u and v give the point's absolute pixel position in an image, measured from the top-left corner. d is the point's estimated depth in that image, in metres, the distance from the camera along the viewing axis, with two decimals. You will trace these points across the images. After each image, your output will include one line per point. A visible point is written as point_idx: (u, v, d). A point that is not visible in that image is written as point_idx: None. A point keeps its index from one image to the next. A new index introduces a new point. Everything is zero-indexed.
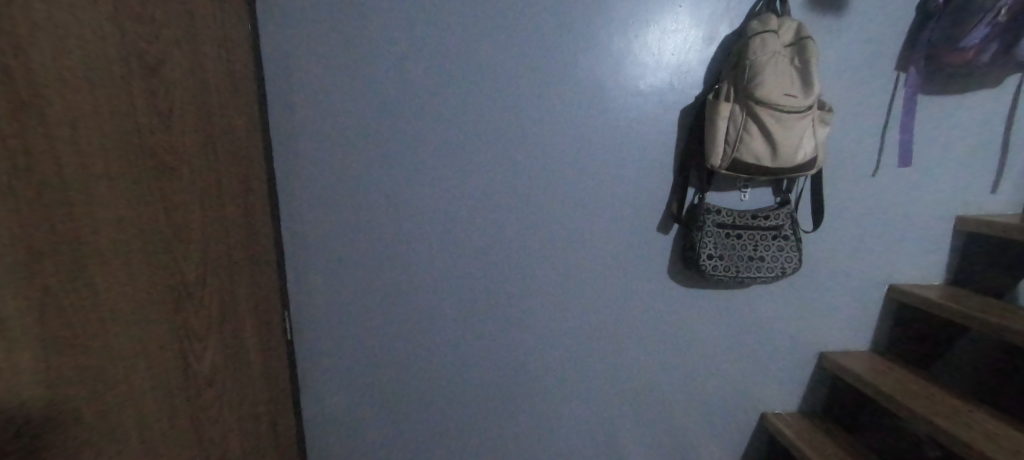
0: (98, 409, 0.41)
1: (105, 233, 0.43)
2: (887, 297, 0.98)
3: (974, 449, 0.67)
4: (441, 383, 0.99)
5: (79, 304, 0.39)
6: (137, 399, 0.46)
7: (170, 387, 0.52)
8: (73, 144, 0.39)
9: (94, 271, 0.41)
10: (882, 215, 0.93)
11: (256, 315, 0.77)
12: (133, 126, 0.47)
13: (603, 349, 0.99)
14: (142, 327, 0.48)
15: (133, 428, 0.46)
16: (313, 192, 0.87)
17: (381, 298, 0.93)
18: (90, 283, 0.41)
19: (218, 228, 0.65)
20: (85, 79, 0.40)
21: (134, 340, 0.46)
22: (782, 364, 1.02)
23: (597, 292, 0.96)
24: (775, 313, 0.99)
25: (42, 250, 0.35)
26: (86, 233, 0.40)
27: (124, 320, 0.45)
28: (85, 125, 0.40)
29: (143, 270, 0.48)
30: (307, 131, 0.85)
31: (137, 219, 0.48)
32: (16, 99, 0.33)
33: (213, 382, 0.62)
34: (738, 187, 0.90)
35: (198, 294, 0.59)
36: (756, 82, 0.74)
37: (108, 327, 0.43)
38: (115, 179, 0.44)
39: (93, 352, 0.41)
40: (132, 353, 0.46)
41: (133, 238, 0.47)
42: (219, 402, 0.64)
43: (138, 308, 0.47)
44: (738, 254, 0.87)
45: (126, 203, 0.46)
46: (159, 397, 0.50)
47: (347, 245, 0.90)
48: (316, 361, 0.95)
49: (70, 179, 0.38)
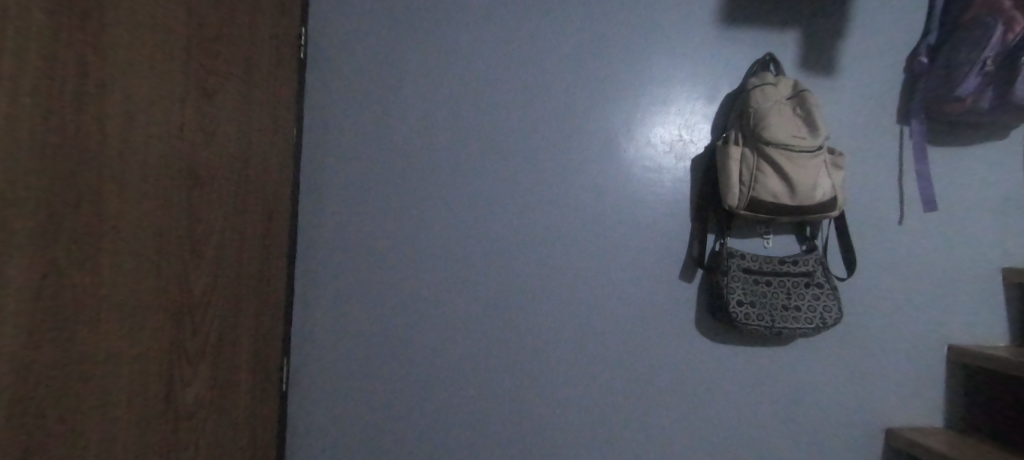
0: (66, 398, 0.37)
1: (112, 222, 0.42)
2: (948, 359, 0.87)
3: None
4: (442, 453, 0.87)
5: (81, 284, 0.39)
6: (110, 406, 0.42)
7: (147, 405, 0.48)
8: (118, 133, 0.42)
9: (105, 258, 0.41)
10: (920, 264, 0.88)
11: (255, 351, 0.73)
12: (177, 137, 0.52)
13: (627, 415, 0.88)
14: (134, 328, 0.46)
15: (98, 439, 0.41)
16: (332, 230, 0.88)
17: (383, 344, 0.87)
18: (98, 267, 0.41)
19: (234, 250, 0.66)
20: (143, 86, 0.46)
21: (120, 340, 0.44)
22: (843, 441, 0.87)
23: (621, 345, 0.89)
24: (823, 376, 0.87)
25: (60, 220, 0.36)
26: (106, 219, 0.41)
27: (113, 317, 0.43)
28: (132, 122, 0.44)
29: (149, 270, 0.48)
30: (331, 174, 0.88)
31: (157, 218, 0.49)
32: (83, 82, 0.38)
33: (195, 413, 0.57)
34: (760, 233, 0.87)
35: (189, 314, 0.56)
36: (762, 125, 0.77)
37: (102, 315, 0.41)
38: (149, 178, 0.47)
39: (76, 334, 0.38)
40: (114, 352, 0.43)
41: (150, 236, 0.48)
42: (197, 438, 0.57)
43: (122, 311, 0.44)
44: (771, 302, 0.80)
45: (151, 198, 0.48)
46: (134, 413, 0.46)
47: (355, 285, 0.88)
48: (311, 416, 0.85)
49: (106, 163, 0.41)
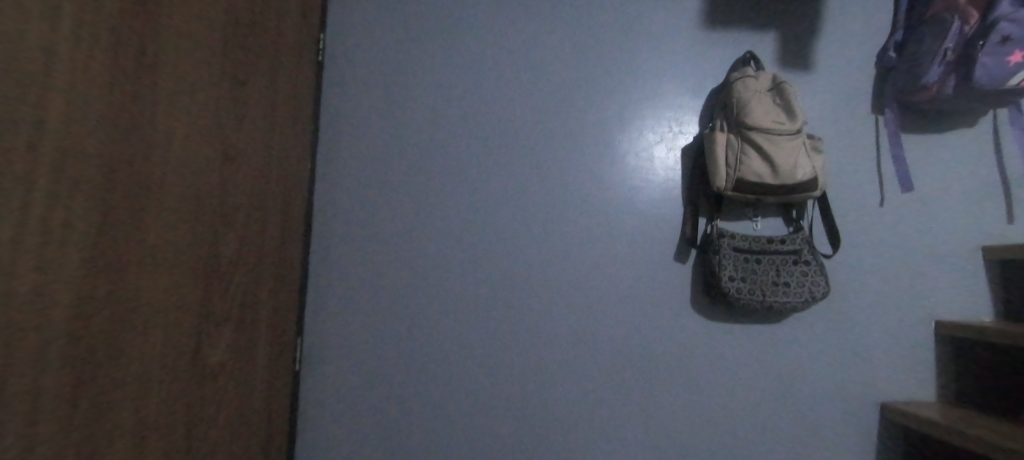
0: (118, 336, 0.42)
1: (160, 181, 0.47)
2: (937, 334, 0.90)
3: None
4: (448, 432, 0.89)
5: (134, 235, 0.44)
6: (149, 352, 0.47)
7: (179, 357, 0.52)
8: (167, 107, 0.48)
9: (152, 215, 0.46)
10: (903, 243, 0.92)
11: (273, 326, 0.77)
12: (214, 117, 0.58)
13: (628, 392, 0.89)
14: (172, 285, 0.51)
15: (137, 380, 0.45)
16: (342, 216, 0.92)
17: (391, 325, 0.90)
18: (146, 222, 0.45)
19: (257, 226, 0.71)
20: (188, 69, 0.52)
21: (160, 292, 0.49)
22: (838, 415, 0.89)
23: (622, 324, 0.90)
24: (817, 352, 0.90)
25: (121, 177, 0.41)
26: (156, 181, 0.47)
27: (156, 270, 0.48)
28: (178, 98, 0.50)
29: (187, 234, 0.53)
30: (340, 166, 0.93)
31: (197, 188, 0.55)
32: (142, 59, 0.44)
33: (215, 374, 0.61)
34: (748, 216, 0.92)
35: (217, 280, 0.61)
36: (744, 113, 0.83)
37: (147, 266, 0.46)
38: (190, 150, 0.53)
39: (127, 280, 0.43)
40: (154, 303, 0.47)
41: (189, 203, 0.53)
42: (216, 399, 0.61)
43: (162, 263, 0.49)
44: (761, 278, 0.84)
45: (191, 169, 0.53)
46: (167, 363, 0.50)
47: (365, 269, 0.91)
48: (322, 396, 0.88)
49: (158, 131, 0.46)
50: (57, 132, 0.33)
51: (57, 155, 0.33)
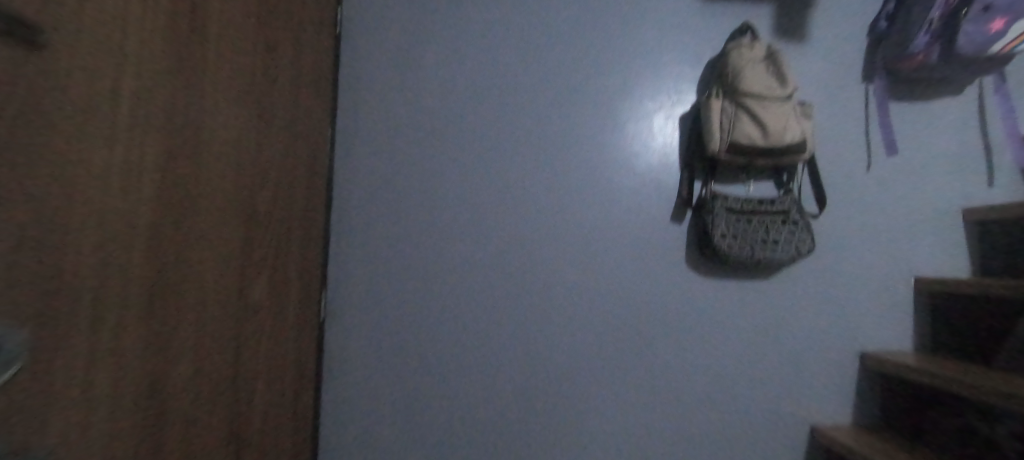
0: (181, 258, 0.49)
1: (205, 132, 0.54)
2: (915, 290, 0.98)
3: None
4: (458, 381, 0.94)
5: (190, 175, 0.51)
6: (204, 278, 0.54)
7: (228, 288, 0.60)
8: (211, 66, 0.55)
9: (204, 160, 0.54)
10: (888, 205, 0.98)
11: (301, 277, 0.84)
12: (249, 79, 0.65)
13: (629, 344, 0.95)
14: (222, 224, 0.58)
15: (196, 300, 0.53)
16: (361, 180, 0.98)
17: (406, 281, 0.96)
18: (200, 166, 0.53)
19: (287, 183, 0.78)
20: (226, 33, 0.58)
21: (212, 229, 0.56)
22: (822, 364, 0.96)
23: (624, 280, 0.96)
24: (805, 306, 0.96)
25: (181, 123, 0.49)
26: (205, 131, 0.54)
27: (209, 209, 0.55)
28: (220, 59, 0.56)
29: (232, 182, 0.61)
30: (357, 134, 0.99)
31: (238, 142, 0.62)
32: (192, 21, 0.50)
33: (256, 310, 0.68)
34: (741, 180, 0.98)
35: (257, 227, 0.68)
36: (739, 80, 0.88)
37: (202, 204, 0.53)
38: (231, 107, 0.60)
39: (189, 212, 0.51)
40: (208, 237, 0.55)
41: (233, 154, 0.60)
42: (258, 333, 0.69)
43: (212, 202, 0.56)
44: (751, 236, 0.90)
45: (233, 124, 0.60)
46: (219, 291, 0.58)
47: (382, 229, 0.97)
48: (343, 346, 0.95)
49: (205, 86, 0.53)
50: (133, 77, 0.40)
51: (134, 97, 0.40)
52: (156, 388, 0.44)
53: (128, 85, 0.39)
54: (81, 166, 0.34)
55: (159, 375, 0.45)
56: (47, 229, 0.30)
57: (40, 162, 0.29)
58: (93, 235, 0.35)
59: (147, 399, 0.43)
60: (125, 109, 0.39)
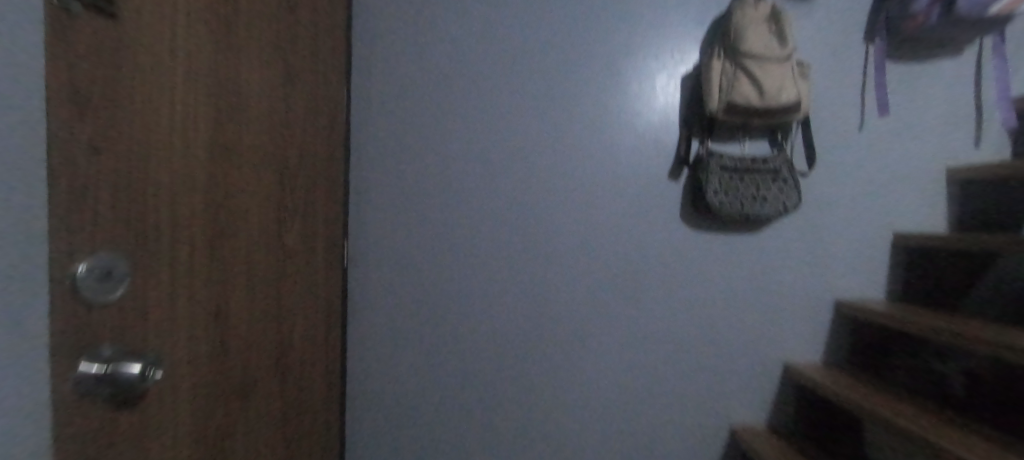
0: (207, 199, 0.58)
1: (242, 100, 0.64)
2: (894, 244, 1.05)
3: (1014, 346, 0.71)
4: (469, 322, 1.04)
5: (214, 127, 0.58)
6: (231, 218, 0.63)
7: (255, 229, 0.69)
8: (228, 26, 0.60)
9: (225, 114, 0.60)
10: (875, 164, 1.03)
11: (325, 226, 0.93)
12: (266, 38, 0.70)
13: (626, 291, 1.04)
14: (246, 173, 0.66)
15: (225, 236, 0.62)
16: (376, 137, 1.04)
17: (420, 232, 1.04)
18: (222, 119, 0.60)
19: (307, 138, 0.84)
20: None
21: (237, 176, 0.64)
22: (801, 310, 1.05)
23: (622, 233, 1.03)
24: (789, 258, 1.04)
25: (201, 79, 0.55)
26: (225, 88, 0.60)
27: (232, 158, 0.63)
28: (235, 19, 0.61)
29: (255, 135, 0.68)
30: (371, 93, 1.03)
31: (258, 98, 0.68)
32: None
33: (283, 251, 0.77)
34: (736, 139, 1.03)
35: (281, 178, 0.76)
36: (739, 40, 0.91)
37: (225, 153, 0.61)
38: (249, 64, 0.65)
39: (213, 160, 0.58)
40: (233, 183, 0.63)
41: (253, 109, 0.67)
42: (285, 271, 0.79)
43: (236, 152, 0.63)
44: (743, 192, 0.96)
45: (252, 82, 0.66)
46: (246, 231, 0.67)
47: (397, 184, 1.04)
48: (364, 290, 1.05)
49: (223, 46, 0.59)
50: (149, 37, 0.46)
51: (172, 72, 0.50)
52: (187, 305, 0.54)
53: (166, 63, 0.49)
54: (143, 136, 0.46)
55: (187, 295, 0.54)
56: (121, 182, 0.44)
57: (111, 134, 0.42)
58: (159, 187, 0.49)
59: (177, 312, 0.53)
60: (164, 83, 0.49)
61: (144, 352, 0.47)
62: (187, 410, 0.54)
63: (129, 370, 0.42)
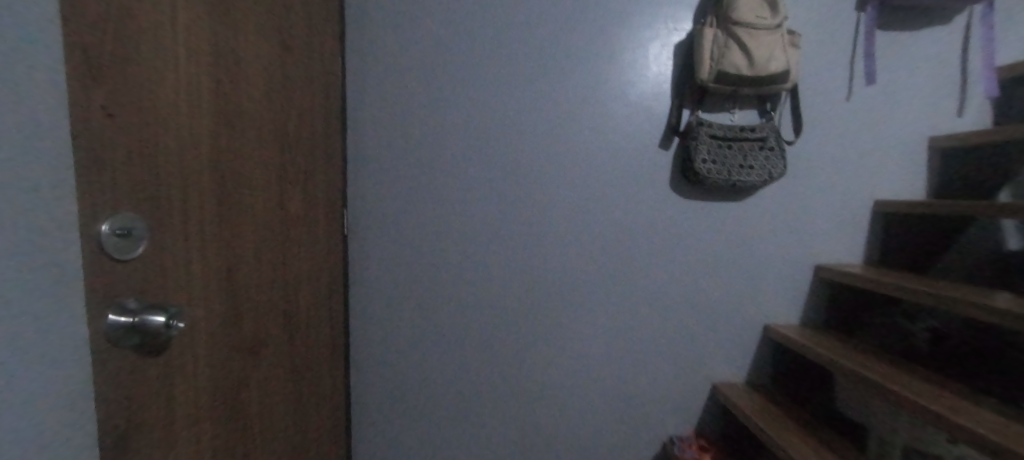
0: (216, 166, 0.60)
1: (241, 67, 0.65)
2: (873, 211, 1.09)
3: (980, 304, 0.77)
4: (467, 288, 1.09)
5: (217, 95, 0.60)
6: (239, 185, 0.66)
7: (262, 196, 0.72)
8: None
9: (227, 83, 0.62)
10: (860, 133, 1.06)
11: (326, 195, 0.95)
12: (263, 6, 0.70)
13: (617, 257, 1.08)
14: (250, 142, 0.68)
15: (234, 202, 0.65)
16: (373, 108, 1.05)
17: (419, 202, 1.07)
18: (225, 88, 0.62)
19: (306, 107, 0.86)
20: None
21: (242, 145, 0.66)
22: (783, 275, 1.11)
23: (613, 202, 1.07)
24: (774, 225, 1.08)
25: (203, 48, 0.57)
26: (227, 57, 0.62)
27: (237, 127, 0.65)
28: None
29: (257, 104, 0.70)
30: (368, 63, 1.04)
31: (258, 68, 0.70)
32: None
33: (288, 218, 0.81)
34: (726, 109, 1.05)
35: (283, 147, 0.78)
36: (732, 8, 0.92)
37: (230, 122, 0.63)
38: (247, 33, 0.66)
39: (218, 128, 0.61)
40: (239, 152, 0.66)
41: (254, 78, 0.68)
42: (291, 238, 0.82)
43: (240, 121, 0.66)
44: (731, 161, 0.99)
45: (251, 51, 0.68)
46: (253, 198, 0.70)
47: (395, 155, 1.06)
48: (365, 258, 1.09)
49: (221, 15, 0.60)
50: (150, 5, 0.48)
51: (174, 41, 0.52)
52: (202, 265, 0.58)
53: (168, 32, 0.51)
54: (150, 103, 0.48)
55: (202, 256, 0.58)
56: (133, 148, 0.46)
57: (119, 103, 0.44)
58: (168, 152, 0.52)
59: (193, 271, 0.56)
60: (168, 52, 0.51)
61: (165, 305, 0.52)
62: (205, 361, 0.59)
63: (155, 319, 0.47)
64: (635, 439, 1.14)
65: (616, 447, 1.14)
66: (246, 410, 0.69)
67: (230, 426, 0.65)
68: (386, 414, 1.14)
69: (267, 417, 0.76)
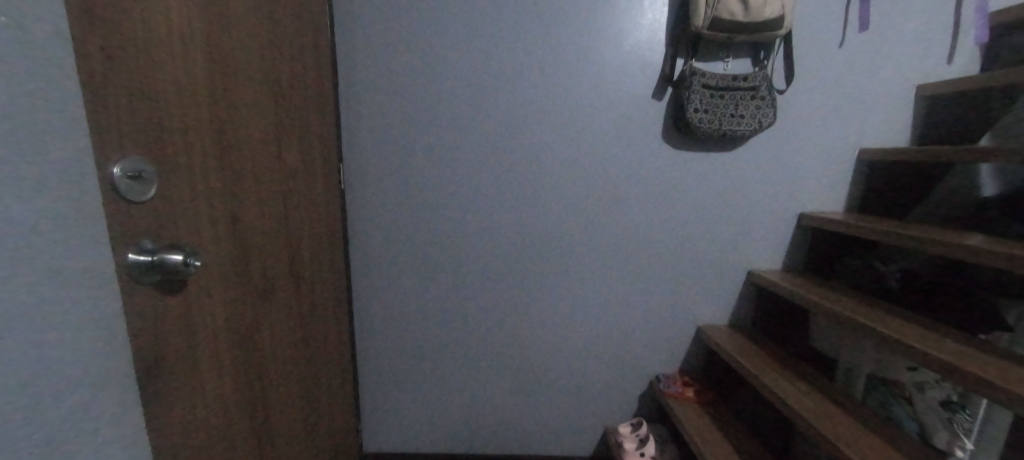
0: (214, 113, 0.61)
1: (232, 13, 0.64)
2: (859, 159, 1.12)
3: (954, 243, 0.81)
4: (464, 240, 1.13)
5: (210, 42, 0.60)
6: (239, 134, 0.67)
7: (261, 146, 0.73)
8: None
9: (219, 28, 0.62)
10: (850, 82, 1.07)
11: (322, 148, 0.97)
12: None
13: (607, 208, 1.12)
14: (245, 90, 0.68)
15: (235, 151, 0.66)
16: (364, 60, 1.04)
17: (414, 157, 1.09)
18: (217, 33, 0.61)
19: (298, 57, 0.85)
20: None
21: (238, 94, 0.67)
22: (767, 222, 1.15)
23: (605, 153, 1.09)
24: (761, 174, 1.12)
25: None
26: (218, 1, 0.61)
27: (231, 75, 0.65)
28: None
29: (249, 52, 0.69)
30: (356, 12, 1.01)
31: (248, 13, 0.68)
32: None
33: (287, 169, 0.82)
34: (720, 57, 1.05)
35: (279, 98, 0.78)
36: None
37: (224, 69, 0.63)
38: None
39: (213, 75, 0.60)
40: (237, 100, 0.66)
41: (244, 24, 0.67)
42: (291, 189, 0.84)
43: (234, 69, 0.65)
44: (723, 110, 1.00)
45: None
46: (253, 148, 0.71)
47: (388, 109, 1.06)
48: (363, 212, 1.12)
49: None
50: None
51: None
52: (209, 210, 0.60)
53: None
54: (143, 46, 0.48)
55: (208, 202, 0.60)
56: (133, 93, 0.48)
57: (117, 44, 0.45)
58: (168, 98, 0.52)
59: (201, 216, 0.59)
60: None
61: (181, 245, 0.55)
62: (219, 302, 0.63)
63: (172, 258, 0.51)
64: (624, 375, 1.23)
65: (606, 385, 1.24)
66: (260, 348, 0.74)
67: (247, 362, 0.70)
68: (391, 359, 1.21)
69: (280, 358, 0.81)
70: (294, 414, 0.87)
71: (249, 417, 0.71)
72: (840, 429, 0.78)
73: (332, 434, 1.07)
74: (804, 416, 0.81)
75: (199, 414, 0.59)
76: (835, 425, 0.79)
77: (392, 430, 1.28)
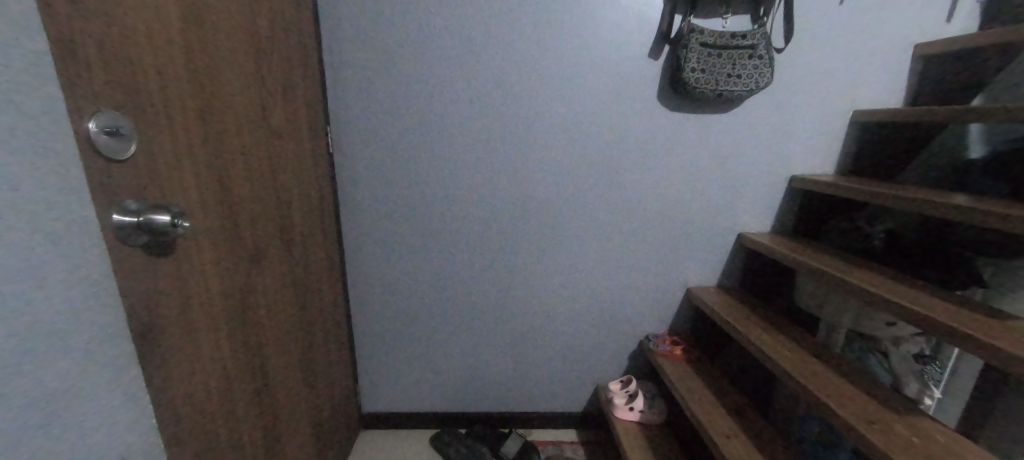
0: (193, 68, 0.58)
1: None
2: (852, 121, 1.11)
3: (940, 202, 0.82)
4: (455, 203, 1.13)
5: None
6: (219, 90, 0.64)
7: (243, 104, 0.70)
8: None
9: None
10: (849, 40, 1.05)
11: (306, 109, 0.93)
12: None
13: (597, 170, 1.12)
14: (223, 44, 0.64)
15: (216, 108, 0.63)
16: (345, 15, 0.98)
17: (401, 120, 1.06)
18: None
19: (277, 9, 0.80)
20: None
21: (216, 47, 0.63)
22: (757, 185, 1.16)
23: (595, 114, 1.07)
24: (753, 136, 1.11)
25: None
26: None
27: (207, 26, 0.61)
28: None
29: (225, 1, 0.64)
30: None
31: None
32: None
33: (272, 129, 0.79)
34: (719, 14, 1.02)
35: (258, 52, 0.74)
36: None
37: (199, 19, 0.59)
38: None
39: (188, 25, 0.57)
40: (214, 54, 0.62)
41: None
42: (276, 151, 0.81)
43: (209, 19, 0.61)
44: (720, 70, 0.97)
45: None
46: (235, 107, 0.68)
47: (373, 68, 1.02)
48: (352, 177, 1.10)
49: None
50: None
51: None
52: (194, 171, 0.58)
53: None
54: None
55: (192, 162, 0.58)
56: (104, 43, 0.45)
57: None
58: (141, 48, 0.49)
59: (185, 177, 0.57)
60: None
61: (169, 206, 0.53)
62: (210, 264, 0.62)
63: (159, 218, 0.49)
64: (613, 335, 1.27)
65: (595, 344, 1.28)
66: (253, 311, 0.74)
67: (243, 324, 0.71)
68: (385, 322, 1.24)
69: (274, 319, 0.82)
70: (292, 373, 0.89)
71: (247, 377, 0.72)
72: (822, 381, 0.82)
73: (330, 392, 1.10)
74: (788, 370, 0.84)
75: (198, 375, 0.59)
76: (816, 377, 0.83)
77: (388, 390, 1.32)
